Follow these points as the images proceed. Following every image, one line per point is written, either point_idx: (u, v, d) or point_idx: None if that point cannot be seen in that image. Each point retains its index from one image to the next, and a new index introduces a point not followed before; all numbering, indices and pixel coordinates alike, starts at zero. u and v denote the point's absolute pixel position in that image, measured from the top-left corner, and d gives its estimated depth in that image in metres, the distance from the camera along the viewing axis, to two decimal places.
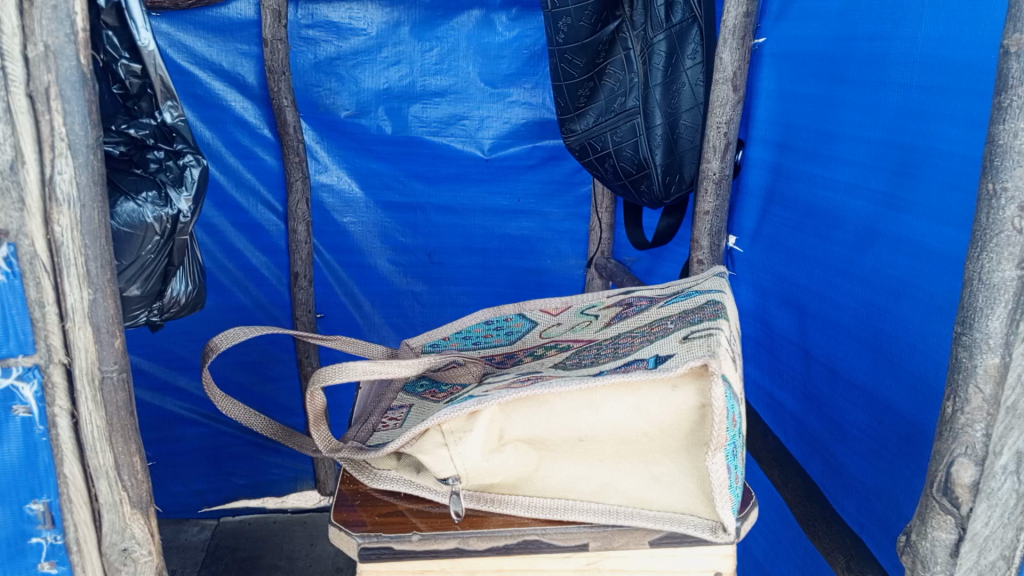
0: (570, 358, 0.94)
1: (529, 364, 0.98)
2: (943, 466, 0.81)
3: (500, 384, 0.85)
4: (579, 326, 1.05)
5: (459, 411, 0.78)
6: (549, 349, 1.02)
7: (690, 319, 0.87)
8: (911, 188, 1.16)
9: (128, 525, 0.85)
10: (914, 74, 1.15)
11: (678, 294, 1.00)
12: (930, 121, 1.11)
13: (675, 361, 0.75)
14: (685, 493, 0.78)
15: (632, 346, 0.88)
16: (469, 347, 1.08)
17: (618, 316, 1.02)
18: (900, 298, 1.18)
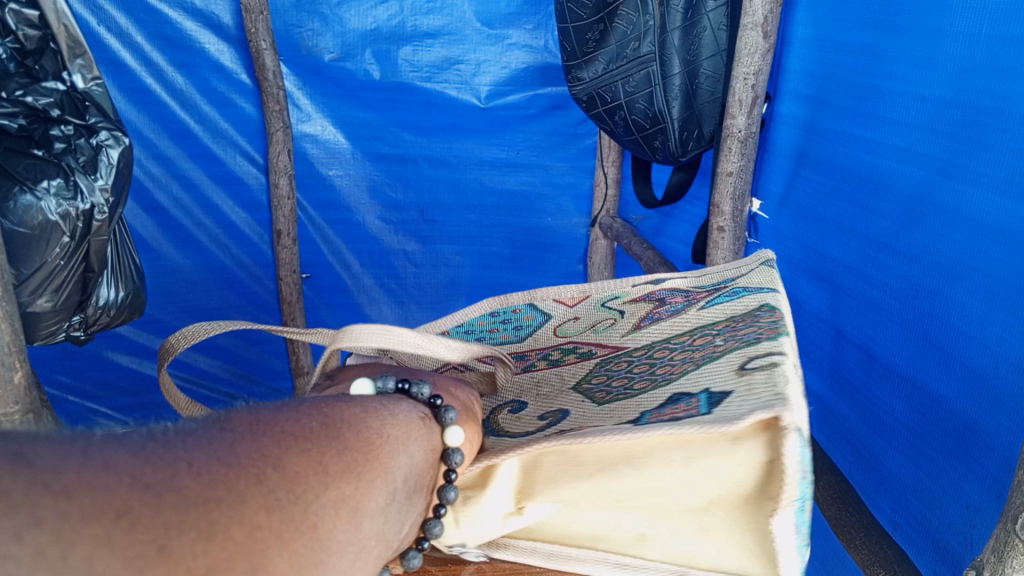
0: (596, 377, 0.80)
1: (543, 381, 0.85)
2: None
3: (528, 435, 0.68)
4: (602, 324, 0.91)
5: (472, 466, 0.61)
6: (566, 356, 0.89)
7: (742, 336, 0.72)
8: (972, 155, 1.01)
9: None
10: (984, 23, 0.98)
11: (716, 291, 0.87)
12: (1003, 77, 0.96)
13: (733, 408, 0.56)
14: (743, 553, 0.61)
15: (675, 366, 0.73)
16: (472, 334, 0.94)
17: (650, 317, 0.88)
18: (953, 280, 1.05)
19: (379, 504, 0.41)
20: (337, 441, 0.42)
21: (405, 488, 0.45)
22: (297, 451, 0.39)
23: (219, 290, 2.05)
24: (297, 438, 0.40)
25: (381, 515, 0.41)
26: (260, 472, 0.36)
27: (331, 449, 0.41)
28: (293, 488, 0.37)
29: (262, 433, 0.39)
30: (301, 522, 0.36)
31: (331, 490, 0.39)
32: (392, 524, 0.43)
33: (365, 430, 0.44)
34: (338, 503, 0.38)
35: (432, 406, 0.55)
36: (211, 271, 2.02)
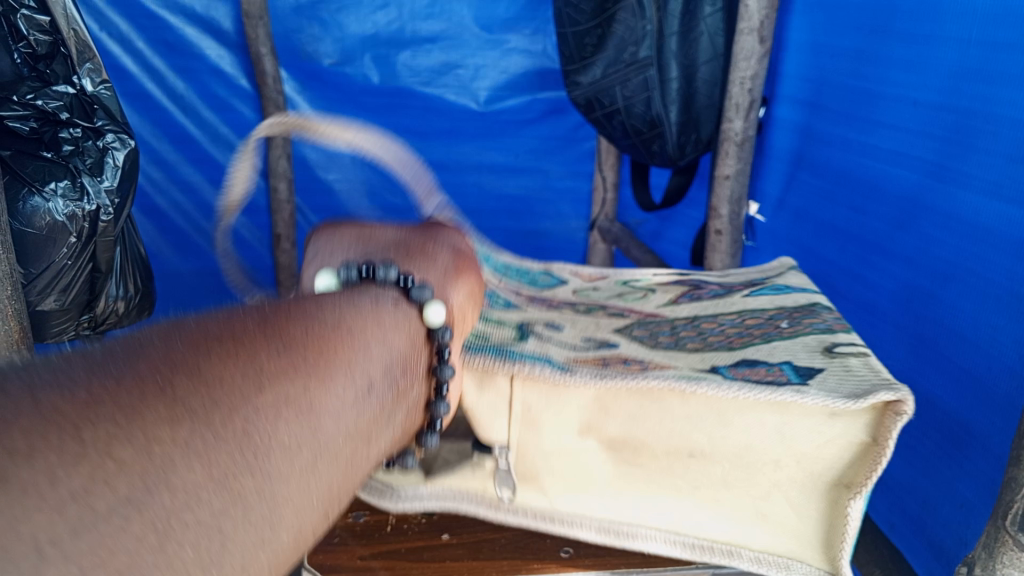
0: (649, 326, 0.88)
1: (584, 325, 0.89)
2: (1019, 495, 0.74)
3: (583, 364, 0.72)
4: (633, 296, 1.00)
5: (542, 377, 0.69)
6: (596, 310, 0.96)
7: (807, 325, 0.82)
8: (965, 157, 1.02)
9: None
10: (975, 28, 1.00)
11: (756, 286, 0.98)
12: (995, 81, 0.97)
13: (828, 386, 0.67)
14: (795, 536, 0.71)
15: (739, 334, 0.83)
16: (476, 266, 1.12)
17: (688, 295, 0.98)
18: (947, 281, 1.06)
19: (326, 399, 0.46)
20: (265, 346, 0.46)
21: (372, 382, 0.50)
22: (221, 361, 0.42)
23: (219, 294, 2.06)
24: (222, 349, 0.43)
25: (335, 409, 0.46)
26: (171, 380, 0.39)
27: (261, 353, 0.45)
28: (211, 405, 0.39)
29: (179, 346, 0.42)
30: (230, 435, 0.39)
31: (264, 392, 0.42)
32: (353, 422, 0.48)
33: (298, 337, 0.48)
34: (279, 409, 0.42)
35: (402, 284, 0.57)
36: (211, 275, 2.03)
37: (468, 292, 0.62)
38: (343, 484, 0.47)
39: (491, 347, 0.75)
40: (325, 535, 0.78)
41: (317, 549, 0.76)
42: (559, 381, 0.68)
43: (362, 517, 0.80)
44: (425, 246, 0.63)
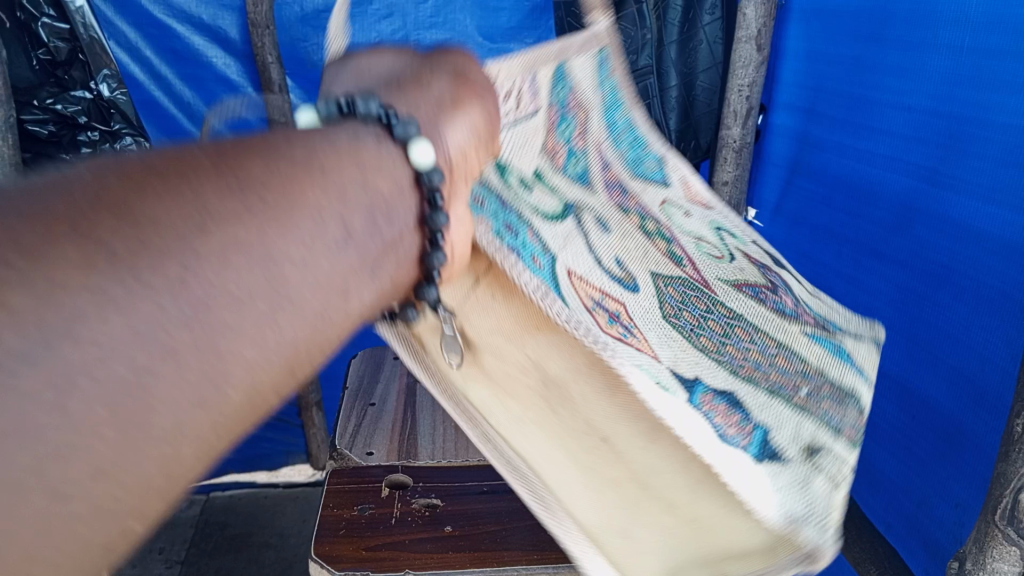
0: (673, 286, 0.68)
1: (618, 225, 0.70)
2: (1009, 490, 0.75)
3: (585, 295, 0.55)
4: (704, 247, 0.78)
5: (530, 279, 0.49)
6: (646, 223, 0.74)
7: (816, 400, 0.64)
8: (958, 163, 1.04)
9: None
10: (966, 38, 1.02)
11: (813, 327, 0.74)
12: (987, 88, 0.99)
13: (778, 478, 0.53)
14: None
15: (743, 330, 0.69)
16: (537, 166, 0.68)
17: (749, 289, 0.74)
18: (942, 284, 1.08)
19: (291, 247, 0.34)
20: (224, 176, 0.33)
21: (348, 226, 0.37)
22: (160, 192, 0.30)
23: None
24: (166, 171, 0.31)
25: (309, 264, 0.35)
26: (91, 218, 0.28)
27: (212, 188, 0.32)
28: (140, 229, 0.29)
29: (110, 173, 0.30)
30: (162, 286, 0.28)
31: (207, 238, 0.30)
32: (326, 268, 0.35)
33: (268, 168, 0.35)
34: (226, 253, 0.31)
35: (384, 120, 0.43)
36: None
37: (481, 139, 0.48)
38: (319, 340, 0.35)
39: (512, 216, 0.57)
40: (332, 527, 0.80)
41: (322, 540, 0.78)
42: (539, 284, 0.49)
43: (367, 509, 0.83)
44: (443, 88, 0.47)
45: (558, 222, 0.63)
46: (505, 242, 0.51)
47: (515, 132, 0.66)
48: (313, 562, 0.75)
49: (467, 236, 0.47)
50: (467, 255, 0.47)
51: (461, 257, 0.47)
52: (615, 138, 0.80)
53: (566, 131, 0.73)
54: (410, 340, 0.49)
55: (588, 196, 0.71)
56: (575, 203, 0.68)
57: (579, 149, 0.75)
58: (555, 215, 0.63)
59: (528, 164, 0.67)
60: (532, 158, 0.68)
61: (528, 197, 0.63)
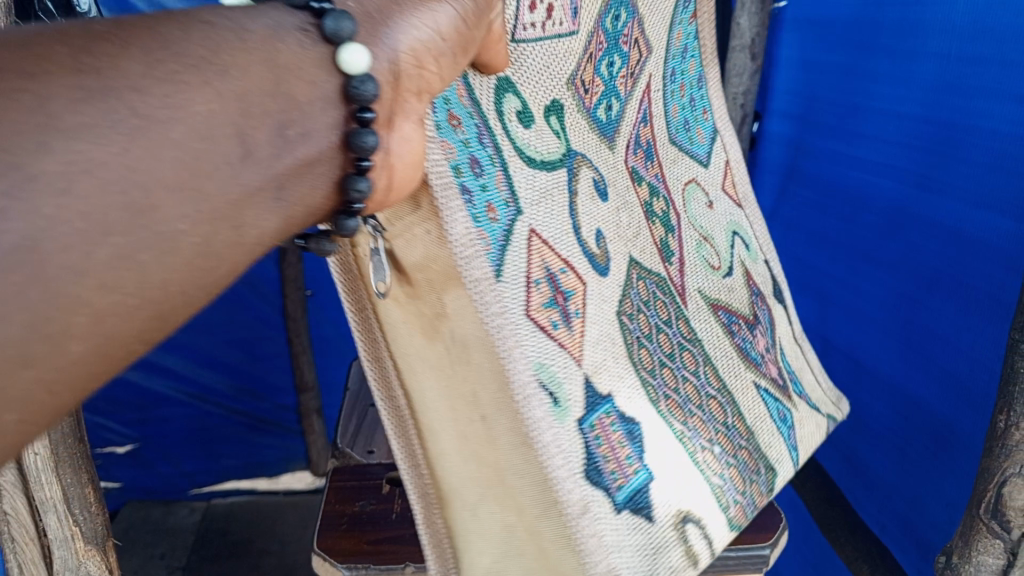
0: (644, 281, 0.63)
1: (615, 189, 0.64)
2: (993, 484, 0.77)
3: (537, 268, 0.49)
4: (705, 250, 0.78)
5: (462, 233, 0.45)
6: (654, 201, 0.71)
7: (726, 456, 0.61)
8: (947, 168, 1.06)
9: (83, 563, 0.63)
10: (953, 45, 1.04)
11: (772, 385, 0.75)
12: (973, 95, 1.01)
13: (628, 535, 0.48)
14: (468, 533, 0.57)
15: (690, 355, 0.66)
16: (557, 97, 0.60)
17: (725, 317, 0.75)
18: (932, 286, 1.10)
19: (162, 179, 0.29)
20: (86, 77, 0.27)
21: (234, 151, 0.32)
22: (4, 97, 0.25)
23: None
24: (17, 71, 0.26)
25: (181, 203, 0.30)
26: None
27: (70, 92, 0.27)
28: (29, 100, 0.26)
29: None
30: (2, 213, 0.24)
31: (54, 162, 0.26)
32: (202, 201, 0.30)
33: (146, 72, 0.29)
34: (70, 180, 0.26)
35: (315, 11, 0.37)
36: None
37: (450, 41, 0.43)
38: (201, 284, 0.31)
39: (482, 150, 0.50)
40: (335, 522, 0.82)
41: (324, 535, 0.80)
42: (470, 235, 0.45)
43: (368, 505, 0.85)
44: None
45: (542, 170, 0.55)
46: (458, 180, 0.46)
47: (543, 49, 0.59)
48: (316, 555, 0.77)
49: (415, 164, 0.42)
50: (407, 179, 0.42)
51: (404, 185, 0.42)
52: (672, 81, 0.82)
53: (607, 68, 0.67)
54: (349, 258, 0.49)
55: (599, 148, 0.64)
56: (579, 152, 0.60)
57: (620, 90, 0.70)
58: (547, 161, 0.56)
59: (537, 103, 0.58)
60: (559, 85, 0.60)
61: (516, 128, 0.55)
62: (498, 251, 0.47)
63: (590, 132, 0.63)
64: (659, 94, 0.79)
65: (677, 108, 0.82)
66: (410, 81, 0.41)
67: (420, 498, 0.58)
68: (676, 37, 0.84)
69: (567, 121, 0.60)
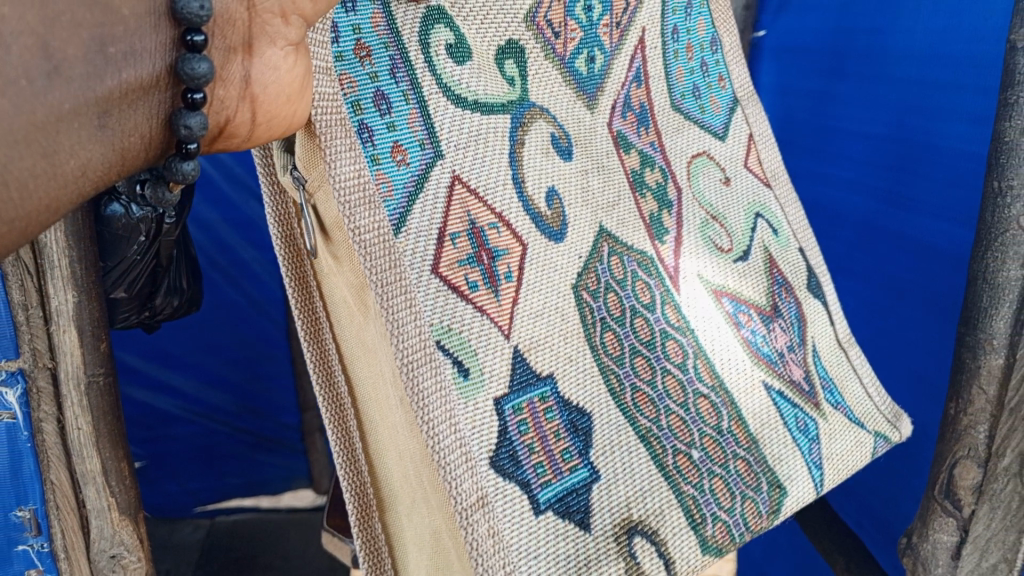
0: (619, 257, 0.65)
1: (586, 151, 0.67)
2: (944, 467, 0.84)
3: (456, 221, 0.55)
4: (712, 230, 0.75)
5: (349, 176, 0.49)
6: (644, 171, 0.71)
7: (708, 465, 0.63)
8: (913, 185, 1.06)
9: (118, 531, 0.69)
10: (911, 69, 1.05)
11: (791, 389, 0.71)
12: (931, 117, 1.02)
13: (548, 534, 0.52)
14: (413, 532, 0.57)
15: (676, 346, 0.65)
16: (514, 38, 0.64)
17: (730, 305, 0.72)
18: (903, 295, 1.12)
19: None
20: None
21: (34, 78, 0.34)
22: None
23: None
24: None
25: None
26: None
27: None
28: None
29: None
30: None
31: None
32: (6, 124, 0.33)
33: None
34: None
35: None
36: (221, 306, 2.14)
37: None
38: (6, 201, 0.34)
39: (393, 86, 0.55)
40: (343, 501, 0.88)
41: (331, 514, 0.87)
42: (357, 176, 0.49)
43: None
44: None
45: (471, 109, 0.59)
46: (355, 116, 0.53)
47: None
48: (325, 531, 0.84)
49: (282, 92, 0.46)
50: (274, 107, 0.46)
51: (271, 119, 0.46)
52: (674, 40, 0.77)
53: (583, 12, 0.69)
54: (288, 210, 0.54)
55: (573, 104, 0.67)
56: (535, 104, 0.64)
57: (603, 41, 0.71)
58: (481, 103, 0.60)
59: (481, 44, 0.61)
60: (516, 24, 0.64)
61: (445, 61, 0.58)
62: (401, 201, 0.53)
63: (563, 85, 0.67)
64: (657, 51, 0.75)
65: (683, 73, 0.78)
66: (266, 5, 0.43)
67: (358, 507, 0.58)
68: None
69: (527, 68, 0.64)
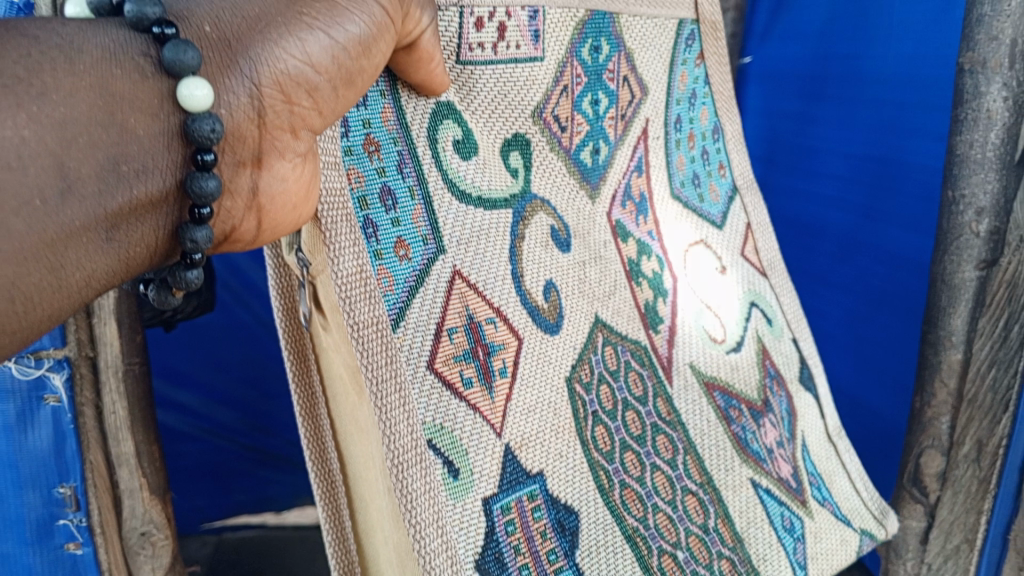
0: (613, 348, 0.73)
1: (586, 242, 0.74)
2: (911, 457, 0.91)
3: (453, 318, 0.60)
4: (709, 323, 0.85)
5: (351, 270, 0.51)
6: (641, 260, 0.80)
7: (693, 565, 0.69)
8: (891, 201, 1.13)
9: (148, 509, 0.78)
10: (887, 93, 1.11)
11: (779, 488, 0.80)
12: (903, 135, 1.09)
13: None
14: None
15: (665, 442, 0.74)
16: (520, 131, 0.70)
17: (722, 400, 0.81)
18: (882, 305, 1.18)
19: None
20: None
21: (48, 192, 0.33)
22: None
23: None
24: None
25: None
26: None
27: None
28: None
29: None
30: None
31: None
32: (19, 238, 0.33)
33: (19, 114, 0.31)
34: None
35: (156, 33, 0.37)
36: None
37: (328, 75, 0.44)
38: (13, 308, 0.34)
39: (399, 180, 0.59)
40: None
41: None
42: (359, 270, 0.51)
43: None
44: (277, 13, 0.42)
45: (474, 205, 0.64)
46: (361, 211, 0.56)
47: (497, 75, 0.67)
48: None
49: (291, 203, 0.45)
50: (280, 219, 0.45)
51: (278, 227, 0.45)
52: (678, 129, 0.87)
53: (590, 105, 0.76)
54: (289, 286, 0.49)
55: (575, 194, 0.74)
56: (537, 196, 0.70)
57: (608, 134, 0.78)
58: (484, 198, 0.65)
59: (491, 139, 0.67)
60: (523, 118, 0.70)
61: (452, 157, 0.63)
62: (401, 295, 0.57)
63: (566, 176, 0.73)
64: (659, 142, 0.85)
65: (682, 164, 0.88)
66: (277, 122, 0.42)
67: None
68: (679, 81, 0.87)
69: (531, 160, 0.70)
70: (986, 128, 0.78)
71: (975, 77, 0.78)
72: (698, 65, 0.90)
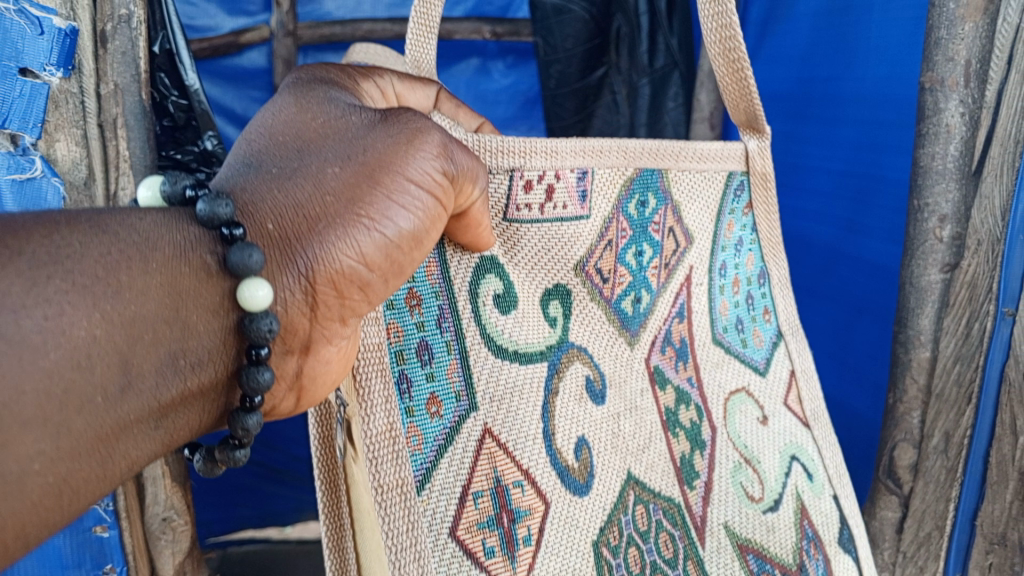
0: (645, 505, 0.68)
1: (620, 390, 0.70)
2: (886, 449, 0.96)
3: (480, 479, 0.58)
4: (745, 475, 0.76)
5: (381, 429, 0.51)
6: (679, 410, 0.74)
7: None
8: (869, 214, 1.18)
9: (168, 496, 0.89)
10: (863, 112, 1.17)
11: None
12: (879, 150, 1.15)
13: None
14: None
15: None
16: (562, 282, 0.68)
17: (754, 564, 0.71)
18: (863, 313, 1.23)
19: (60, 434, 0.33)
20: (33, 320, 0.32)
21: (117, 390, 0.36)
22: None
23: None
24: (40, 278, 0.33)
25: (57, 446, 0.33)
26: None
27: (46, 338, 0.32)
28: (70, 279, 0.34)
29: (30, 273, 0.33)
30: None
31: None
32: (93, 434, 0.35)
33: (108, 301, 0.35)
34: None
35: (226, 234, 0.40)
36: None
37: (380, 271, 0.46)
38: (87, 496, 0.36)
39: (437, 335, 0.59)
40: None
41: None
42: (389, 431, 0.51)
43: None
44: (336, 213, 0.44)
45: (510, 359, 0.62)
46: (398, 366, 0.56)
47: (540, 231, 0.66)
48: None
49: (332, 378, 0.48)
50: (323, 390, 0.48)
51: (318, 399, 0.49)
52: (722, 275, 0.82)
53: (635, 257, 0.73)
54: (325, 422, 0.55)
55: (613, 340, 0.71)
56: (574, 343, 0.68)
57: (651, 282, 0.74)
58: (520, 351, 0.63)
59: (529, 290, 0.65)
60: (565, 271, 0.68)
61: (491, 311, 0.63)
62: (429, 456, 0.55)
63: (605, 325, 0.70)
64: (702, 288, 0.80)
65: (727, 309, 0.82)
66: (329, 314, 0.45)
67: None
68: (726, 227, 0.83)
69: (571, 309, 0.68)
70: (945, 141, 0.85)
71: (936, 95, 0.84)
72: (748, 213, 0.85)
